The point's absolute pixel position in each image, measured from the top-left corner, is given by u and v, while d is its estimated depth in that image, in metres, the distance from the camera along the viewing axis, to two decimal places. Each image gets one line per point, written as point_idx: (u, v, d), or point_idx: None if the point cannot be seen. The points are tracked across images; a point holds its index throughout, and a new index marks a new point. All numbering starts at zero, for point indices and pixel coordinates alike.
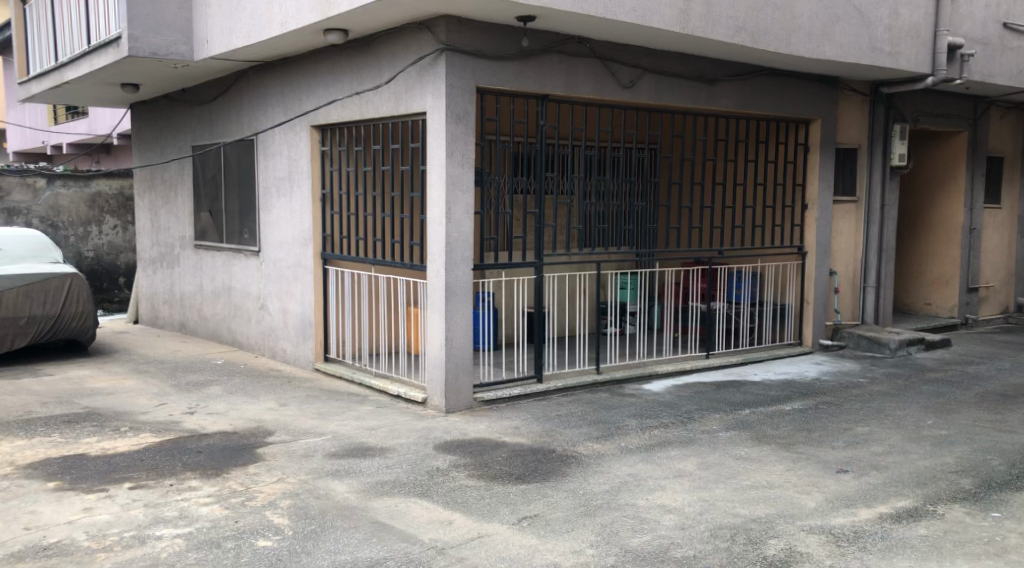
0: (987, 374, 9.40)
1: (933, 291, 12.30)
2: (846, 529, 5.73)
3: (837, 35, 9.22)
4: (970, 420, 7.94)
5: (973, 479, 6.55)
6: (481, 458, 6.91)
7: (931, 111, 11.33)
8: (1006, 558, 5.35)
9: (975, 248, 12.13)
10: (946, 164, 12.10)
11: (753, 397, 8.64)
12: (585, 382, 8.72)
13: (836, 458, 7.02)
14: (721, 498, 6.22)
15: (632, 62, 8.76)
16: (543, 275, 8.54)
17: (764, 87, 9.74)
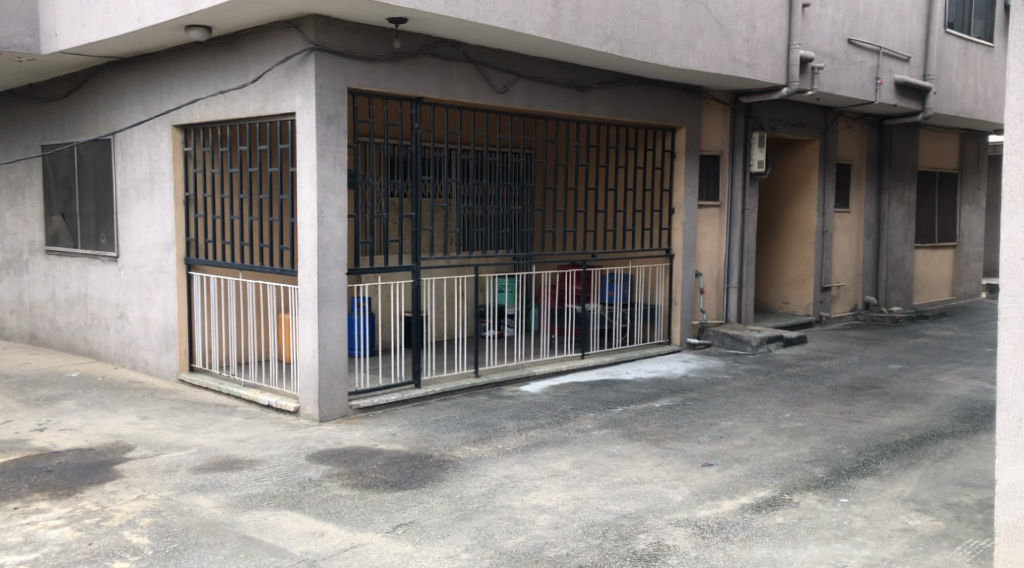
0: (838, 368, 9.87)
1: (791, 289, 13.11)
2: (710, 520, 5.33)
3: (701, 46, 9.53)
4: (823, 411, 7.93)
5: (824, 468, 6.29)
6: (355, 466, 6.28)
7: (787, 120, 12.04)
8: (852, 540, 5.02)
9: (827, 251, 12.98)
10: (800, 171, 12.91)
11: (625, 395, 8.51)
12: (464, 386, 8.44)
13: (702, 452, 6.69)
14: (594, 495, 5.76)
15: (505, 67, 8.62)
16: (420, 279, 8.26)
17: (633, 94, 9.92)
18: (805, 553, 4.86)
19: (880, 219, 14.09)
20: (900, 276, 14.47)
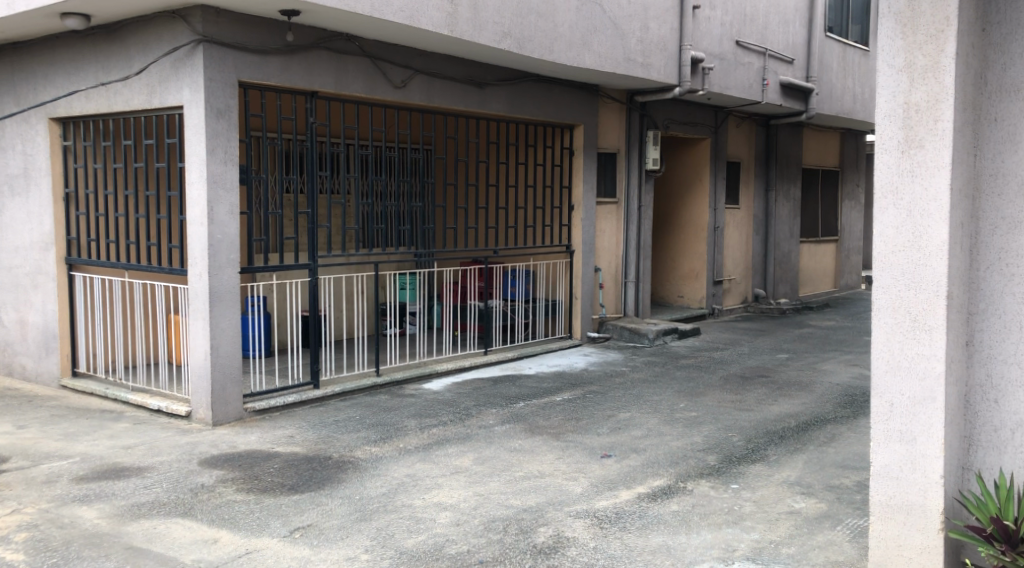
0: (729, 359, 10.19)
1: (685, 283, 13.47)
2: (608, 511, 5.42)
3: (597, 46, 9.67)
4: (716, 401, 8.17)
5: (716, 456, 6.48)
6: (251, 470, 6.13)
7: (680, 119, 12.34)
8: (742, 525, 5.18)
9: (719, 245, 13.38)
10: (693, 168, 13.27)
11: (527, 390, 8.56)
12: (364, 385, 8.34)
13: (601, 443, 6.80)
14: (495, 490, 5.78)
15: (402, 62, 8.55)
16: (317, 277, 8.11)
17: (531, 92, 9.98)
18: (698, 539, 4.99)
19: (768, 214, 14.60)
20: (787, 269, 15.04)
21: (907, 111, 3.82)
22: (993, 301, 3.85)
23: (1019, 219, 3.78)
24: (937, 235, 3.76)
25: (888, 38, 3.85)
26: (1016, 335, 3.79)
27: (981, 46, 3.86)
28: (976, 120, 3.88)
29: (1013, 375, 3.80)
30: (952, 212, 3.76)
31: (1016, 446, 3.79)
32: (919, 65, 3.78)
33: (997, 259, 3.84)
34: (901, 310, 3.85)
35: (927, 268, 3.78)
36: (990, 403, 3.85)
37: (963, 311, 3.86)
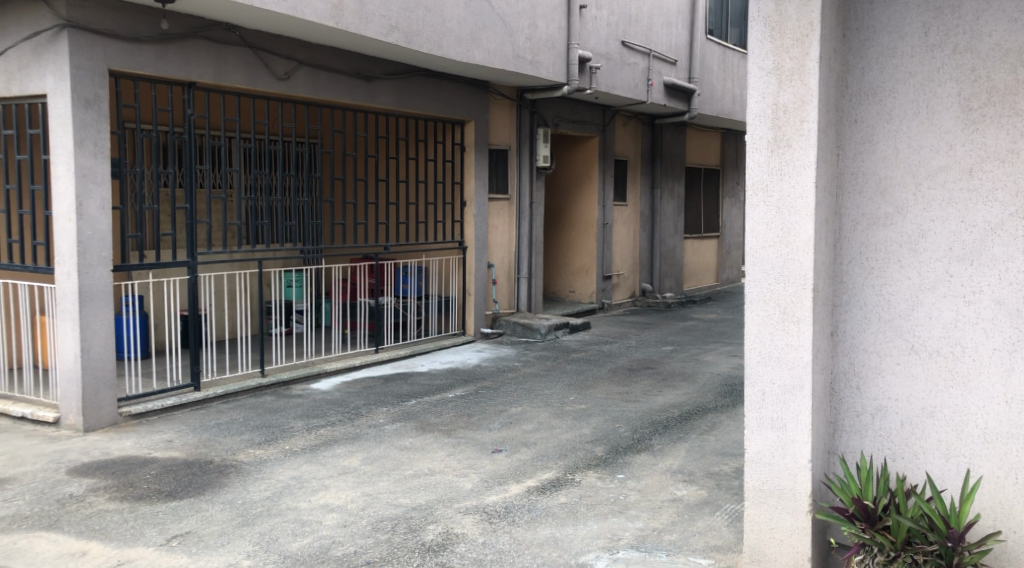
0: (617, 352, 10.39)
1: (576, 278, 13.64)
2: (498, 506, 5.44)
3: (486, 42, 9.68)
4: (604, 393, 8.32)
5: (604, 446, 6.60)
6: (125, 477, 5.88)
7: (569, 116, 12.49)
8: (627, 514, 5.29)
9: (608, 241, 13.64)
10: (581, 165, 13.46)
11: (419, 387, 8.51)
12: (248, 386, 8.12)
13: (491, 439, 6.83)
14: (383, 489, 5.73)
15: (285, 53, 8.36)
16: (197, 275, 7.82)
17: (421, 87, 9.90)
18: (584, 530, 5.06)
19: (654, 211, 14.96)
20: (672, 264, 15.46)
21: (775, 112, 3.93)
22: (855, 293, 4.01)
23: (878, 216, 3.94)
24: (804, 231, 3.89)
25: (758, 41, 3.94)
26: (876, 326, 3.97)
27: (842, 50, 4.00)
28: (838, 120, 4.02)
29: (873, 363, 3.98)
30: (817, 209, 3.89)
31: (876, 430, 3.98)
32: (786, 68, 3.88)
33: (859, 254, 4.00)
34: (772, 302, 3.98)
35: (796, 263, 3.91)
36: (852, 390, 4.03)
37: (828, 303, 4.01)
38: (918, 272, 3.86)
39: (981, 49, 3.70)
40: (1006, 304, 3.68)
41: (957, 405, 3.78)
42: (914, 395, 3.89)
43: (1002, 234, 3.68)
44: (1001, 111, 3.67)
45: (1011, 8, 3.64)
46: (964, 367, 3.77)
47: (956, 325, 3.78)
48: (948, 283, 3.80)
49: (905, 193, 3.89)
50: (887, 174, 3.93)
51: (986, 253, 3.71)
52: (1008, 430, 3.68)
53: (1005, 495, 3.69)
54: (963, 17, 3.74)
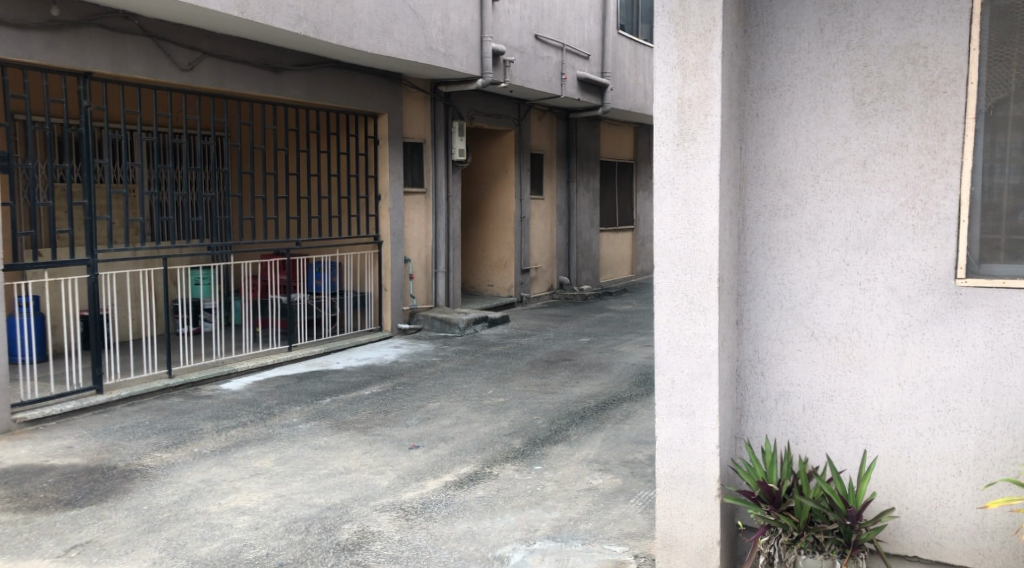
0: (535, 344, 10.45)
1: (494, 272, 13.68)
2: (414, 502, 5.42)
3: (397, 34, 9.60)
4: (521, 386, 8.37)
5: (522, 439, 6.64)
6: (20, 487, 5.65)
7: (484, 110, 12.49)
8: (544, 505, 5.33)
9: (525, 235, 13.71)
10: (497, 159, 13.48)
11: (334, 385, 8.40)
12: (154, 388, 7.89)
13: (408, 435, 6.79)
14: (297, 490, 5.64)
15: (187, 43, 8.13)
16: (96, 274, 7.54)
17: (331, 79, 9.75)
18: (501, 523, 5.08)
19: (570, 204, 15.10)
20: (589, 257, 15.64)
21: (681, 106, 3.99)
22: (758, 283, 4.13)
23: (779, 207, 4.06)
24: (709, 223, 3.96)
25: (663, 36, 4.00)
26: (778, 313, 4.09)
27: (743, 46, 4.09)
28: (741, 114, 4.12)
29: (776, 350, 4.10)
30: (721, 201, 3.97)
31: (780, 414, 4.10)
32: (690, 63, 3.95)
33: (762, 244, 4.11)
34: (679, 293, 4.04)
35: (701, 254, 3.98)
36: (757, 375, 4.15)
37: (733, 292, 4.11)
38: (817, 260, 4.00)
39: (873, 46, 3.84)
40: (898, 290, 3.84)
41: (854, 389, 3.93)
42: (814, 379, 4.02)
43: (894, 223, 3.83)
44: (892, 105, 3.81)
45: (899, 6, 3.78)
46: (860, 352, 3.92)
47: (853, 312, 3.93)
48: (844, 271, 3.94)
49: (804, 185, 4.01)
50: (788, 166, 4.04)
51: (880, 241, 3.86)
52: (902, 412, 3.84)
53: (898, 473, 3.86)
54: (855, 15, 3.87)
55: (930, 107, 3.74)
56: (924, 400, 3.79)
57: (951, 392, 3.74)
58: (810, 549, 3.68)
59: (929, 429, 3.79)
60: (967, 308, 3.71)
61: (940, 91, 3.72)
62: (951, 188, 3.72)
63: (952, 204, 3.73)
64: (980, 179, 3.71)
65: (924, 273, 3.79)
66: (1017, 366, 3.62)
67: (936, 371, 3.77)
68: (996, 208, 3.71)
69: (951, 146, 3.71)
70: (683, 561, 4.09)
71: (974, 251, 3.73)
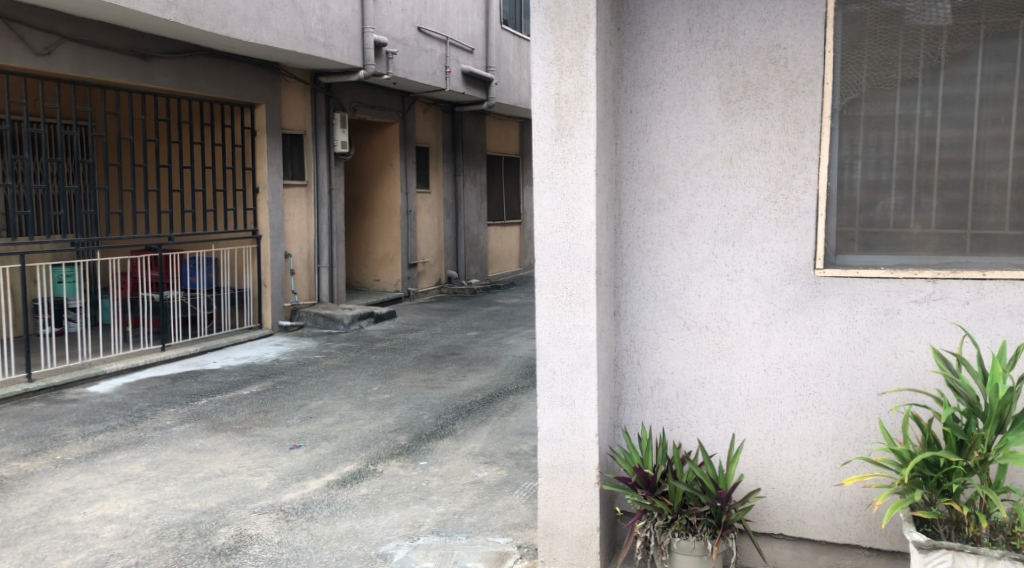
0: (422, 339, 10.42)
1: (381, 267, 13.53)
2: (295, 503, 5.33)
3: (274, 23, 9.37)
4: (407, 381, 8.32)
5: (407, 435, 6.61)
6: None
7: (367, 102, 12.34)
8: (428, 500, 5.33)
9: (411, 229, 13.63)
10: (381, 153, 13.34)
11: (211, 385, 8.15)
12: (12, 393, 7.47)
13: (290, 435, 6.67)
14: (170, 495, 5.46)
15: (45, 27, 7.72)
16: None
17: (204, 68, 9.44)
18: (385, 520, 5.04)
19: (457, 199, 15.10)
20: (476, 251, 15.67)
21: (558, 102, 4.03)
22: (633, 275, 4.24)
23: (652, 202, 4.18)
24: (586, 217, 4.02)
25: (539, 31, 4.03)
26: (653, 304, 4.21)
27: (616, 44, 4.18)
28: (615, 111, 4.21)
29: (651, 339, 4.22)
30: (598, 195, 4.04)
31: (655, 402, 4.23)
32: (566, 59, 3.99)
33: (637, 237, 4.22)
34: (560, 286, 4.09)
35: (580, 248, 4.04)
36: (634, 365, 4.26)
37: (610, 284, 4.20)
38: (688, 253, 4.13)
39: (737, 45, 3.99)
40: (763, 281, 4.01)
41: (724, 375, 4.09)
42: (686, 367, 4.16)
43: (758, 217, 4.01)
44: (755, 103, 3.98)
45: (760, 9, 3.94)
46: (729, 340, 4.08)
47: (721, 302, 4.08)
48: (713, 263, 4.09)
49: (676, 180, 4.14)
50: (660, 162, 4.16)
51: (746, 234, 4.03)
52: (767, 397, 4.03)
53: (764, 455, 4.04)
54: (721, 16, 4.01)
55: (790, 106, 3.92)
56: (788, 384, 3.99)
57: (811, 377, 3.95)
58: (683, 531, 3.83)
59: (792, 412, 3.98)
60: (826, 297, 3.91)
61: (799, 90, 3.90)
62: (810, 183, 3.92)
63: (811, 199, 3.92)
64: (836, 174, 3.94)
65: (786, 263, 3.97)
66: (870, 350, 3.85)
67: (797, 357, 3.97)
68: (851, 202, 3.95)
69: (809, 143, 3.90)
70: (564, 549, 4.16)
71: (832, 242, 3.97)
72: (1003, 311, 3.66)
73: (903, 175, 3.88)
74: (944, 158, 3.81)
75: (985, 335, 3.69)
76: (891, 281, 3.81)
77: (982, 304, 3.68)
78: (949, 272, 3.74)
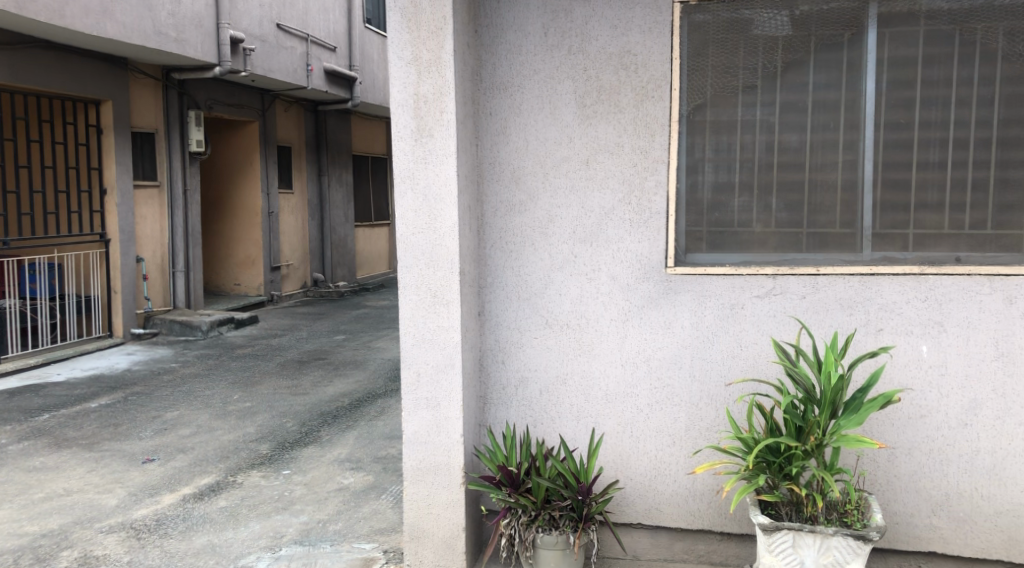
0: (286, 345, 10.18)
1: (242, 270, 13.11)
2: (146, 519, 5.11)
3: (119, 15, 8.96)
4: (270, 388, 8.12)
5: (269, 444, 6.46)
6: None
7: (223, 99, 11.94)
8: (291, 509, 5.22)
9: (273, 231, 13.28)
10: (240, 152, 12.94)
11: (54, 399, 7.70)
12: None
13: (142, 448, 6.39)
14: (6, 519, 5.13)
15: None
16: None
17: (43, 61, 8.90)
18: (245, 532, 4.91)
19: (322, 199, 14.82)
20: (344, 253, 15.44)
21: (416, 102, 4.02)
22: (497, 276, 4.28)
23: (514, 203, 4.23)
24: (448, 218, 4.04)
25: (395, 31, 4.00)
26: (517, 304, 4.27)
27: (475, 46, 4.20)
28: (475, 113, 4.23)
29: (515, 338, 4.28)
30: (460, 196, 4.06)
31: (520, 400, 4.29)
32: (423, 59, 3.98)
33: (500, 238, 4.27)
34: (423, 287, 4.09)
35: (443, 249, 4.05)
36: (498, 364, 4.30)
37: (473, 285, 4.23)
38: (549, 253, 4.21)
39: (591, 51, 4.10)
40: (619, 279, 4.14)
41: (584, 372, 4.20)
42: (549, 364, 4.24)
43: (613, 217, 4.13)
44: (608, 107, 4.10)
45: (612, 16, 4.06)
46: (589, 337, 4.19)
47: (581, 300, 4.19)
48: (573, 262, 4.19)
49: (535, 181, 4.21)
50: (520, 163, 4.22)
51: (602, 235, 4.15)
52: (625, 391, 4.16)
53: (622, 447, 4.17)
54: (575, 21, 4.10)
55: (641, 111, 4.07)
56: (643, 378, 4.13)
57: (667, 370, 4.10)
58: (547, 527, 3.90)
59: (648, 405, 4.13)
60: (676, 293, 4.08)
61: (649, 95, 4.05)
62: (660, 184, 4.08)
63: (662, 200, 4.08)
64: (685, 177, 4.11)
65: (640, 262, 4.12)
66: (718, 344, 4.04)
67: (652, 352, 4.11)
68: (698, 203, 4.12)
69: (659, 146, 4.06)
70: (430, 552, 4.17)
71: (682, 242, 4.13)
72: (835, 304, 3.92)
73: (746, 177, 4.07)
74: (782, 161, 4.03)
75: (820, 327, 3.94)
76: (735, 278, 4.01)
77: (817, 298, 3.93)
78: (787, 269, 3.97)
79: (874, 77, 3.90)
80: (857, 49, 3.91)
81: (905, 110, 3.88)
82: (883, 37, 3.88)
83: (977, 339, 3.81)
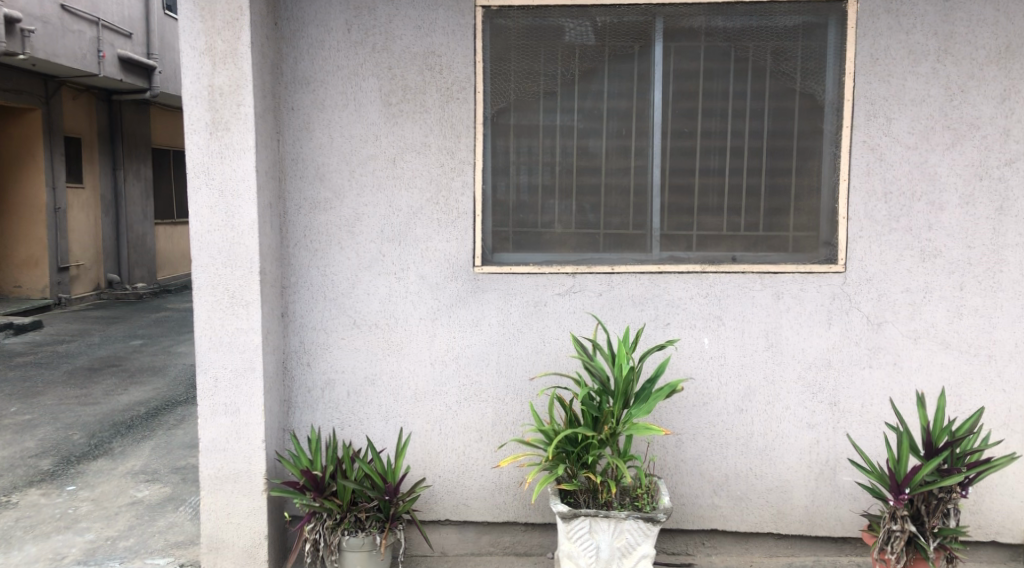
0: (74, 351, 9.49)
1: (22, 271, 12.09)
2: None
3: None
4: (55, 399, 7.54)
5: (51, 459, 6.00)
6: None
7: None
8: (75, 528, 4.88)
9: (60, 229, 12.33)
10: (19, 143, 11.94)
11: None
12: None
13: None
14: None
15: None
16: None
17: None
18: (19, 556, 4.55)
19: (116, 195, 13.92)
20: (142, 253, 14.56)
21: (211, 94, 3.87)
22: (301, 275, 4.19)
23: (318, 201, 4.16)
24: (247, 216, 3.92)
25: (187, 20, 3.83)
26: (322, 304, 4.20)
27: (275, 39, 4.08)
28: (277, 108, 4.12)
29: (321, 339, 4.21)
30: (260, 193, 3.95)
31: (326, 402, 4.23)
32: (218, 50, 3.84)
33: (304, 237, 4.18)
34: (220, 287, 3.94)
35: (242, 248, 3.93)
36: (303, 366, 4.22)
37: (276, 284, 4.12)
38: (355, 252, 4.18)
39: (395, 50, 4.10)
40: (427, 278, 4.17)
41: (393, 371, 4.20)
42: (357, 365, 4.21)
43: (420, 217, 4.16)
44: (414, 107, 4.12)
45: (415, 16, 4.09)
46: (397, 337, 4.19)
47: (389, 299, 4.18)
48: (381, 261, 4.18)
49: (341, 179, 4.16)
50: (324, 161, 4.15)
51: (410, 234, 4.17)
52: (433, 389, 4.20)
53: (431, 445, 4.21)
54: (378, 19, 4.09)
55: (445, 112, 4.12)
56: (451, 376, 4.19)
57: (475, 367, 4.18)
58: (352, 529, 3.88)
59: (457, 402, 4.20)
60: (483, 292, 4.16)
61: (454, 97, 4.11)
62: (466, 185, 4.14)
63: (468, 200, 4.15)
64: (490, 177, 4.19)
65: (448, 261, 4.17)
66: (522, 340, 4.17)
67: (460, 350, 4.18)
68: (503, 204, 4.22)
69: (465, 147, 4.13)
70: (230, 562, 4.03)
71: (488, 241, 4.21)
72: (628, 301, 4.14)
73: (547, 179, 4.21)
74: (580, 165, 4.20)
75: (614, 323, 4.15)
76: (538, 276, 4.15)
77: (612, 295, 4.14)
78: (585, 268, 4.15)
79: (661, 87, 4.14)
80: (646, 59, 4.14)
81: (689, 119, 4.15)
82: (669, 50, 4.12)
83: (751, 332, 4.13)
